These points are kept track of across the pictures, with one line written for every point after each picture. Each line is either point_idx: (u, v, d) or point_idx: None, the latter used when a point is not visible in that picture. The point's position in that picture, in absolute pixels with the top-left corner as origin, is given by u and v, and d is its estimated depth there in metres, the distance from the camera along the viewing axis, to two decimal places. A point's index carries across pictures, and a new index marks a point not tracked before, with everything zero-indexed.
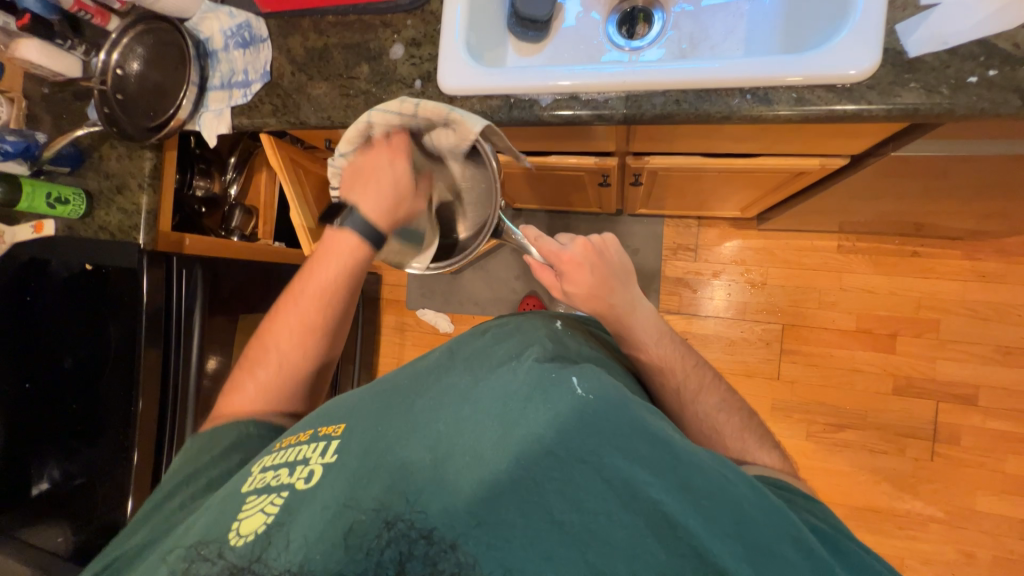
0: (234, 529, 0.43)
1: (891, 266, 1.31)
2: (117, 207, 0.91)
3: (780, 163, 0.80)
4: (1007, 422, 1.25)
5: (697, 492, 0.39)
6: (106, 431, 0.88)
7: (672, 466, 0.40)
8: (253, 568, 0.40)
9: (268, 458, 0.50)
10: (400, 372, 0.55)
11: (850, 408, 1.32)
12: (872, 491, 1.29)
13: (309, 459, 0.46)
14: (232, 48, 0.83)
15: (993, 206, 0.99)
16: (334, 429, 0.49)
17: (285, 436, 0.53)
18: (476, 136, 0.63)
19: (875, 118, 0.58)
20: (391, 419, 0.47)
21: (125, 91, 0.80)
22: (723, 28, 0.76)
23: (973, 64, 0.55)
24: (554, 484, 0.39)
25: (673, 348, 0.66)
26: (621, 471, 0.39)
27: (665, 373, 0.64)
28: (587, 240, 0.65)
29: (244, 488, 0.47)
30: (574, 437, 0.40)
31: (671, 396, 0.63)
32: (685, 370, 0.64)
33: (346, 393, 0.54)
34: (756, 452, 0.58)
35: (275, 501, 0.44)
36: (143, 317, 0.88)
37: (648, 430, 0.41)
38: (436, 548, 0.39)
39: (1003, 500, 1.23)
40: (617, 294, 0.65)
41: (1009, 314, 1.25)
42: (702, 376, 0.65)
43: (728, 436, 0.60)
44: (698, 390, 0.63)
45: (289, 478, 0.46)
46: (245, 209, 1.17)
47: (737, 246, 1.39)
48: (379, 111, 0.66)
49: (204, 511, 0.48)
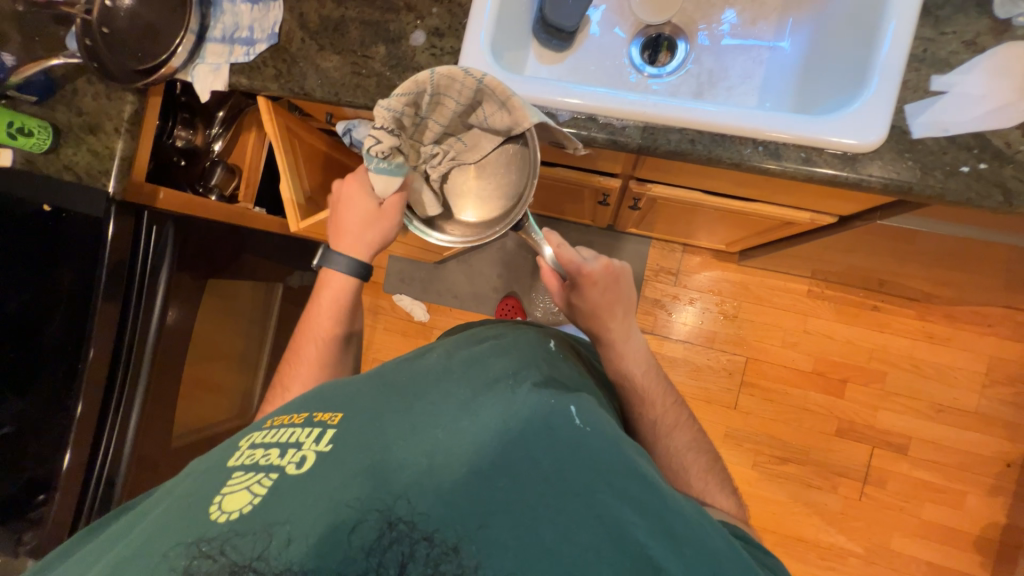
0: (217, 505, 0.41)
1: (852, 316, 1.39)
2: (88, 148, 0.84)
3: (774, 211, 0.83)
4: (930, 472, 1.35)
5: (681, 539, 0.39)
6: (39, 388, 0.80)
7: (659, 509, 0.41)
8: (256, 566, 0.37)
9: (257, 436, 0.48)
10: (401, 369, 0.55)
11: (796, 444, 1.39)
12: (804, 523, 1.37)
13: (301, 444, 0.45)
14: (239, 1, 0.78)
15: (953, 277, 1.06)
16: (330, 417, 0.48)
17: (275, 416, 0.51)
18: (529, 126, 0.60)
19: (873, 188, 0.61)
20: (389, 413, 0.48)
21: (111, 24, 0.74)
22: (742, 71, 0.77)
23: (967, 154, 0.59)
24: (547, 511, 0.40)
25: (656, 382, 0.68)
26: (612, 508, 0.40)
27: (645, 405, 0.66)
28: (608, 261, 0.68)
29: (230, 464, 0.45)
30: (569, 467, 0.42)
31: (646, 428, 0.65)
32: (664, 406, 0.67)
33: (340, 381, 0.54)
34: (715, 495, 0.60)
35: (262, 482, 0.42)
36: (102, 268, 0.83)
37: (638, 470, 0.43)
38: (438, 550, 0.38)
39: (915, 543, 1.34)
40: (616, 320, 0.68)
41: (948, 375, 1.36)
42: (678, 414, 0.67)
43: (693, 475, 0.62)
44: (673, 427, 0.66)
45: (279, 460, 0.44)
46: (228, 166, 1.09)
47: (715, 276, 1.43)
48: (446, 72, 0.58)
49: (185, 484, 0.46)
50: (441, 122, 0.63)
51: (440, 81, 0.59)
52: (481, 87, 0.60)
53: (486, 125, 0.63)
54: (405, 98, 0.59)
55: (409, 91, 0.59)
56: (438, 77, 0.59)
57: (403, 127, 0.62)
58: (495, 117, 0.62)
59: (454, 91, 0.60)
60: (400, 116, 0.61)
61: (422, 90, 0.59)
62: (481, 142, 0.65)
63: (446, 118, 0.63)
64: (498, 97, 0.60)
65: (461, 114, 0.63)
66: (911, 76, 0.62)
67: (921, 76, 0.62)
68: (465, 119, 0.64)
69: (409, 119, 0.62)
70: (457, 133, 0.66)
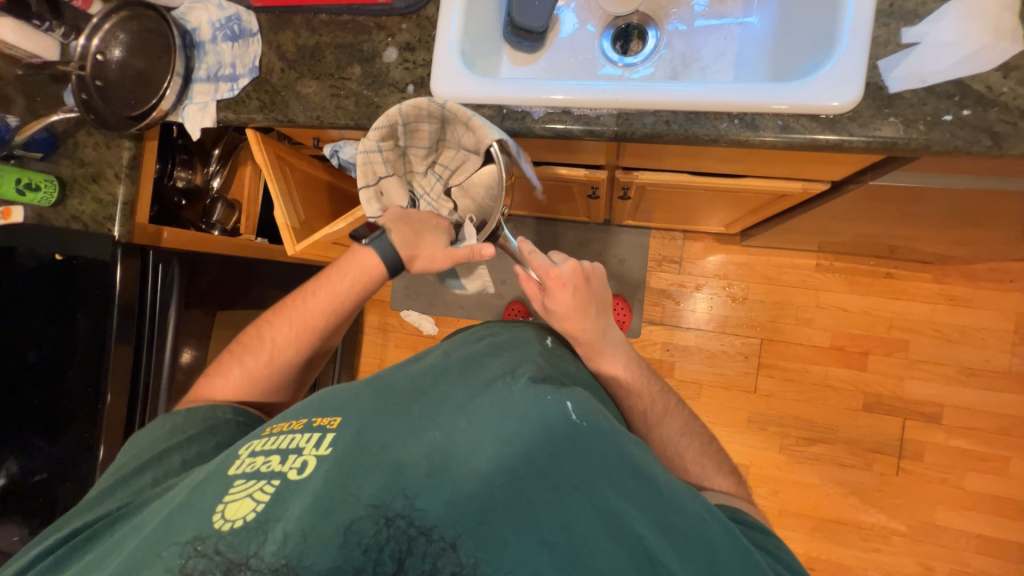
0: (221, 513, 0.42)
1: (866, 286, 1.35)
2: (93, 197, 0.88)
3: (765, 184, 0.82)
4: (968, 440, 1.29)
5: (677, 530, 0.41)
6: (70, 431, 0.84)
7: (656, 502, 0.42)
8: (251, 563, 0.39)
9: (257, 443, 0.48)
10: (398, 372, 0.56)
11: (822, 423, 1.35)
12: (841, 504, 1.33)
13: (301, 450, 0.46)
14: (220, 40, 0.81)
15: (965, 234, 1.03)
16: (328, 422, 0.48)
17: (275, 421, 0.52)
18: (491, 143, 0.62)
19: (856, 148, 0.60)
20: (387, 417, 0.48)
21: (104, 77, 0.77)
22: (715, 50, 0.77)
23: (949, 102, 0.58)
24: (546, 507, 0.41)
25: (641, 374, 0.69)
26: (609, 501, 0.41)
27: (633, 398, 0.67)
28: (578, 263, 0.65)
29: (232, 472, 0.46)
30: (568, 463, 0.43)
31: (638, 419, 0.67)
32: (651, 397, 0.68)
33: (339, 386, 0.55)
34: (713, 478, 0.62)
35: (265, 489, 0.43)
36: (114, 309, 0.87)
37: (635, 464, 0.43)
38: (436, 547, 0.39)
39: (962, 515, 1.28)
40: (591, 318, 0.66)
41: (975, 336, 1.30)
42: (667, 401, 0.68)
43: (690, 461, 0.64)
44: (663, 415, 0.67)
45: (280, 467, 0.45)
46: (228, 202, 1.12)
47: (720, 260, 1.41)
48: (412, 103, 0.62)
49: (187, 491, 0.47)
50: (422, 145, 0.67)
51: (409, 114, 0.63)
52: (445, 110, 0.62)
53: (460, 144, 0.66)
54: (379, 134, 0.64)
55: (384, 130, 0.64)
56: (405, 112, 0.62)
57: (387, 161, 0.67)
58: (464, 137, 0.64)
59: (424, 116, 0.64)
60: (381, 153, 0.66)
61: (396, 125, 0.64)
62: (464, 165, 0.68)
63: (424, 141, 0.67)
64: (461, 117, 0.62)
65: (436, 136, 0.66)
66: (881, 32, 0.61)
67: (891, 30, 0.61)
68: (444, 140, 0.67)
69: (390, 150, 0.67)
70: (440, 155, 0.69)
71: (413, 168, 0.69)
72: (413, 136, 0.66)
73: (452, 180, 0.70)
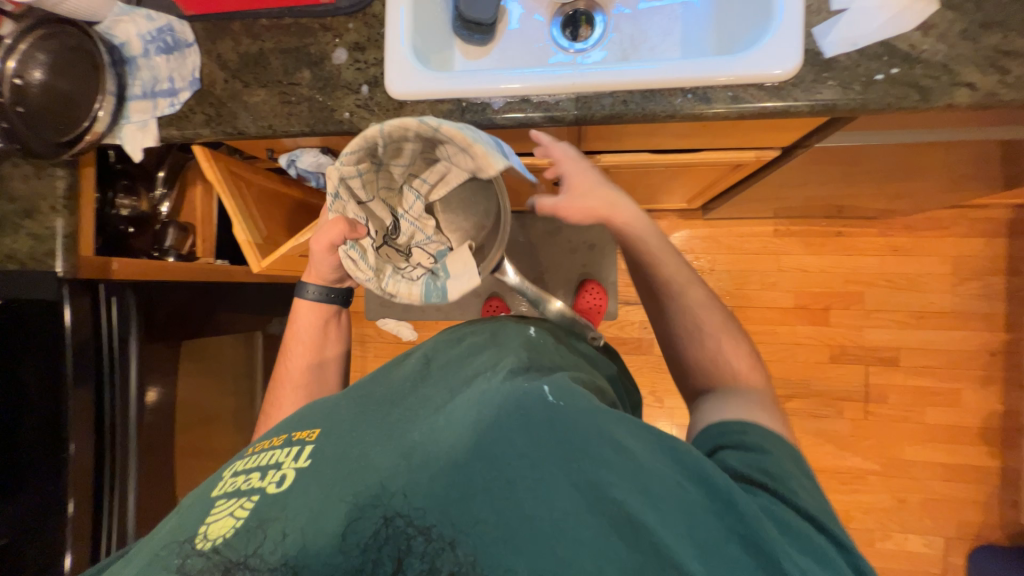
0: (203, 533, 0.42)
1: (820, 246, 1.43)
2: (26, 233, 0.81)
3: (721, 156, 0.86)
4: (925, 378, 1.40)
5: (658, 496, 0.40)
6: (27, 489, 0.78)
7: (636, 471, 0.41)
8: (251, 562, 0.40)
9: (240, 463, 0.50)
10: (378, 381, 0.57)
11: (795, 379, 1.43)
12: (819, 453, 1.41)
13: (281, 464, 0.47)
14: (153, 54, 0.77)
15: (904, 188, 1.10)
16: (307, 434, 0.49)
17: (255, 443, 0.53)
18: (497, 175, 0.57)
19: (801, 113, 0.63)
20: (368, 424, 0.49)
21: (27, 102, 0.69)
22: (661, 30, 0.79)
23: (879, 62, 0.62)
24: (523, 483, 0.41)
25: (664, 243, 0.70)
26: (587, 473, 0.41)
27: (655, 267, 0.70)
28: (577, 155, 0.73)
29: (214, 493, 0.47)
30: (545, 443, 0.43)
31: (661, 289, 0.70)
32: (673, 267, 0.70)
33: (318, 401, 0.56)
34: (731, 351, 0.65)
35: (244, 505, 0.43)
36: (67, 353, 0.79)
37: (613, 437, 0.43)
38: (434, 547, 0.39)
39: (925, 448, 1.38)
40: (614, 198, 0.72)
41: (920, 283, 1.40)
42: (688, 273, 0.71)
43: (708, 335, 0.67)
44: (685, 286, 0.69)
45: (260, 482, 0.46)
46: (179, 226, 1.05)
47: (685, 236, 1.46)
48: (396, 125, 0.55)
49: (173, 517, 0.47)
50: (404, 162, 0.61)
51: (392, 134, 0.56)
52: (439, 133, 0.55)
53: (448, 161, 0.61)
54: (357, 157, 0.57)
55: (362, 151, 0.57)
56: (388, 132, 0.56)
57: (365, 181, 0.61)
58: (457, 157, 0.59)
59: (409, 136, 0.57)
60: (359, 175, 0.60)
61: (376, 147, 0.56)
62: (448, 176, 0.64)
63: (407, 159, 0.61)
64: (459, 142, 0.56)
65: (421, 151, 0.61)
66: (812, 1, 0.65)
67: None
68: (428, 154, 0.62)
69: (368, 169, 0.61)
70: (422, 168, 0.64)
71: (393, 184, 0.64)
72: (395, 155, 0.60)
73: (431, 195, 0.66)
